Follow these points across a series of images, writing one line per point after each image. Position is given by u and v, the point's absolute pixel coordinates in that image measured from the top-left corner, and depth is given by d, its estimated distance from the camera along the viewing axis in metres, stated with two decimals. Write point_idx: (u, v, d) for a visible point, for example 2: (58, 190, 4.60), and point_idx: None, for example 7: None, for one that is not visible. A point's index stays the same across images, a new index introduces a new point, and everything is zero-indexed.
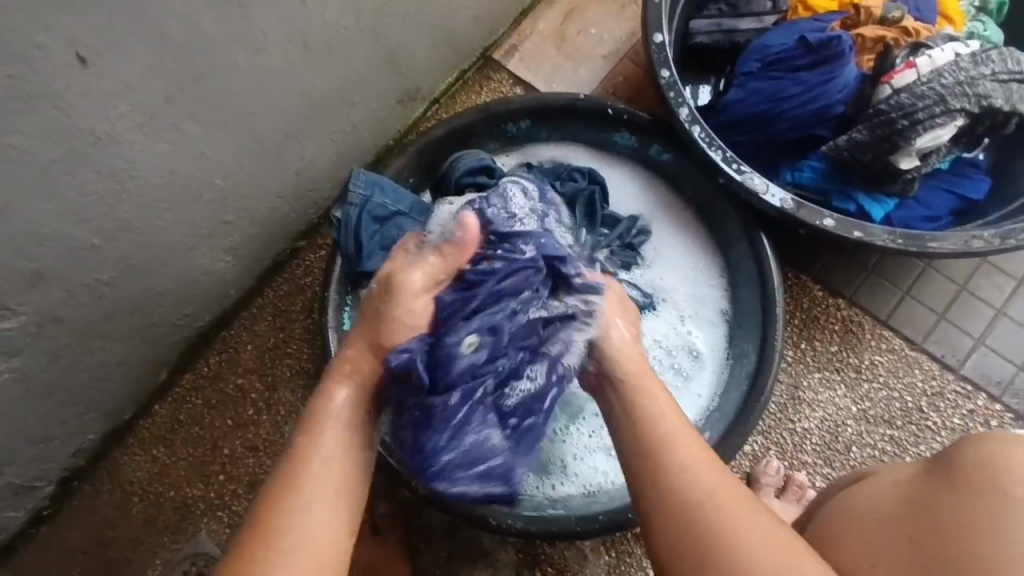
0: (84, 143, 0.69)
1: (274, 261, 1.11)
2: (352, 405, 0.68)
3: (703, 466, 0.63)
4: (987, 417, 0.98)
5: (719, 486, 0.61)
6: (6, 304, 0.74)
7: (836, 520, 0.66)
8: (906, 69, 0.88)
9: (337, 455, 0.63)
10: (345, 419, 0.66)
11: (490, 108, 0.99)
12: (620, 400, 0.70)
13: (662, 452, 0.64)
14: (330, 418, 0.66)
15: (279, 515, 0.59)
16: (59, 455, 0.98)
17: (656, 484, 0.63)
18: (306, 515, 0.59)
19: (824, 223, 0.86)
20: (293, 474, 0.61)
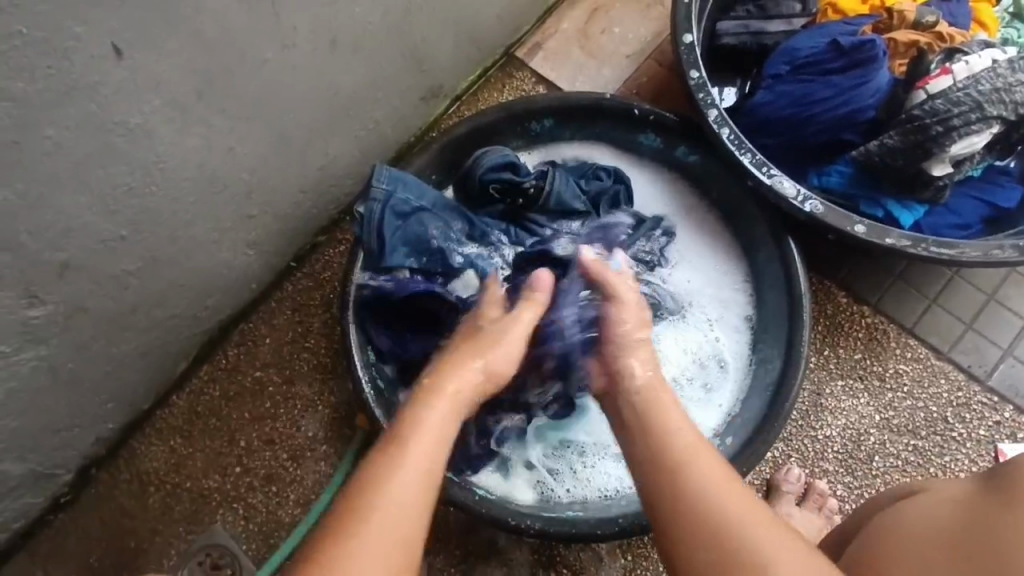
0: (116, 135, 0.69)
1: (294, 255, 1.11)
2: (449, 413, 0.64)
3: (698, 450, 0.61)
4: (1013, 430, 0.97)
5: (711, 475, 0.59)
6: (35, 294, 0.75)
7: (885, 535, 0.64)
8: (942, 73, 0.87)
9: (433, 446, 0.61)
10: (440, 426, 0.62)
11: (514, 107, 0.98)
12: (633, 408, 0.67)
13: (670, 452, 0.61)
14: (422, 424, 0.62)
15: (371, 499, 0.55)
16: (79, 444, 0.99)
17: (662, 484, 0.60)
18: (384, 516, 0.55)
19: (855, 229, 0.85)
20: (387, 456, 0.58)
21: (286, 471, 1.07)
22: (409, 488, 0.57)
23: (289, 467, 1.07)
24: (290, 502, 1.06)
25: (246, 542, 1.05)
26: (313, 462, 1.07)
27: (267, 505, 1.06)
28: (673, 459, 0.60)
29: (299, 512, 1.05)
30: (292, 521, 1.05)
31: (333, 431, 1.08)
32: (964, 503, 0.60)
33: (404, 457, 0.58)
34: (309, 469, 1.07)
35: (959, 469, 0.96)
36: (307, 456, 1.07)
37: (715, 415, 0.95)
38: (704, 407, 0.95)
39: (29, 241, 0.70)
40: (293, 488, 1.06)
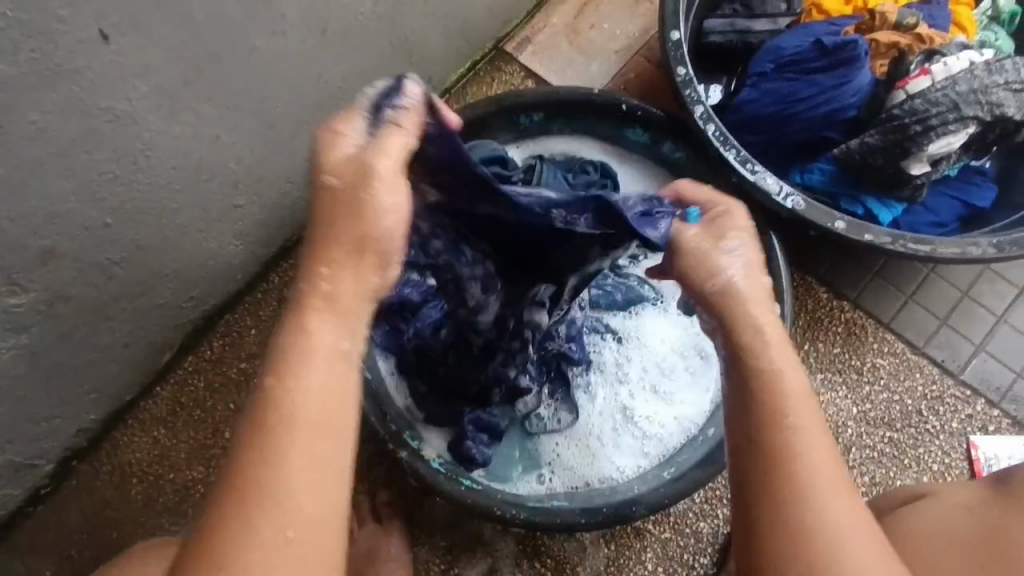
0: (102, 121, 0.69)
1: (281, 247, 1.10)
2: (318, 374, 0.50)
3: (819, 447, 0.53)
4: (985, 423, 1.00)
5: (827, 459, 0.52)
6: (17, 282, 0.74)
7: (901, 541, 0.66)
8: (920, 75, 0.90)
9: (306, 429, 0.48)
10: (318, 398, 0.49)
11: (502, 101, 0.99)
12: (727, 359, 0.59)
13: (771, 391, 0.55)
14: (293, 405, 0.48)
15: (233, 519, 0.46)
16: (61, 434, 0.98)
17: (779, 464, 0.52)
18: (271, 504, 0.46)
19: (835, 226, 0.87)
20: (262, 456, 0.47)
21: None
22: (298, 474, 0.47)
23: None
24: None
25: None
26: None
27: None
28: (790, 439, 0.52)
29: None
30: None
31: None
32: (979, 513, 0.64)
33: (279, 448, 0.47)
34: None
35: (932, 460, 0.99)
36: None
37: (696, 407, 0.97)
38: (687, 399, 0.98)
39: (12, 227, 0.69)
40: None
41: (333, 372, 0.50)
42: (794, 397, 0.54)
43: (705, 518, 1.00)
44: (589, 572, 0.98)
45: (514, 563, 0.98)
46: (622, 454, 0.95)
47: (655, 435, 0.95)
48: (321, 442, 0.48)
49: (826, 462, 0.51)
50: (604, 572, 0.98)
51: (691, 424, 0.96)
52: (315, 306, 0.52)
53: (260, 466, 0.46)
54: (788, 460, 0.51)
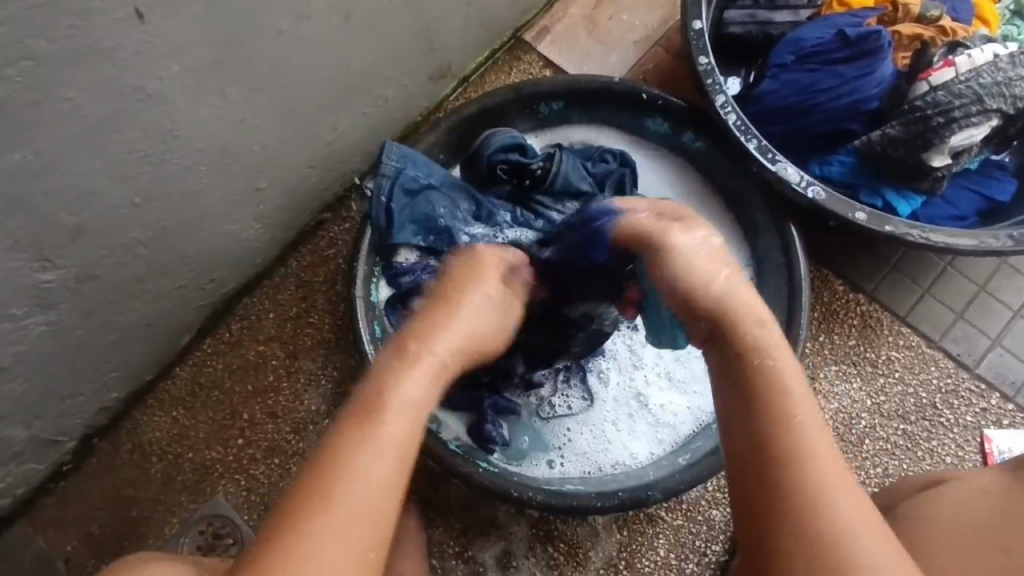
0: (133, 100, 0.70)
1: (299, 232, 1.11)
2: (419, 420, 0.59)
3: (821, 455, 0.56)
4: (999, 416, 1.00)
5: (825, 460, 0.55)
6: (47, 258, 0.75)
7: (913, 520, 0.71)
8: (945, 67, 0.89)
9: (387, 468, 0.55)
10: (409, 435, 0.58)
11: (522, 89, 0.99)
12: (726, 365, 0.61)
13: (778, 394, 0.58)
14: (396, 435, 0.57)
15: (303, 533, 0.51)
16: (83, 411, 1.00)
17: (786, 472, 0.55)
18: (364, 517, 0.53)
19: (856, 216, 0.87)
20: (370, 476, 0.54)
21: (289, 444, 1.08)
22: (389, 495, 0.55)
23: (292, 440, 1.08)
24: (292, 474, 1.07)
25: (247, 513, 1.06)
26: (316, 435, 1.08)
27: (270, 477, 1.07)
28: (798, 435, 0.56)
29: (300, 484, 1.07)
30: None
31: (335, 405, 1.09)
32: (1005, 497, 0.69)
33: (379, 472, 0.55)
34: (311, 442, 1.08)
35: (945, 453, 0.99)
36: (309, 429, 1.08)
37: (710, 396, 0.97)
38: (702, 388, 0.98)
39: (44, 203, 0.70)
40: (294, 461, 1.07)
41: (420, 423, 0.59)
42: (796, 396, 0.58)
43: (716, 506, 1.01)
44: (601, 557, 0.99)
45: (527, 547, 0.99)
46: (637, 440, 0.96)
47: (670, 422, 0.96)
48: (392, 480, 0.55)
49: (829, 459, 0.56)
50: (617, 557, 0.99)
51: (705, 413, 0.96)
52: (404, 366, 0.61)
53: (342, 489, 0.53)
54: (798, 469, 0.55)
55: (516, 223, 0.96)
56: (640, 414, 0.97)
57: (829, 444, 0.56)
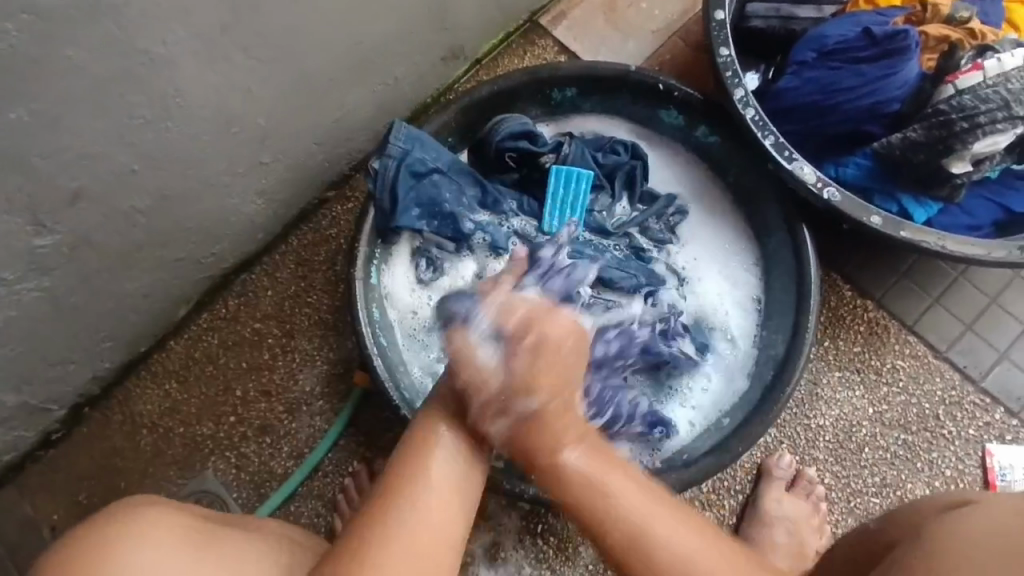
0: (137, 62, 0.67)
1: (301, 210, 1.09)
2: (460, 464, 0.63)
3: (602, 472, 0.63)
4: (1002, 431, 0.99)
5: (671, 531, 0.59)
6: (43, 222, 0.73)
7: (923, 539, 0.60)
8: (972, 69, 0.87)
9: (443, 489, 0.60)
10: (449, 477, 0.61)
11: (536, 72, 0.96)
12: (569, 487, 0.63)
13: (579, 493, 0.62)
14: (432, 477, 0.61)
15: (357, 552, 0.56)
16: (75, 380, 0.98)
17: (593, 504, 0.62)
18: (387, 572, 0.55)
19: (871, 220, 0.85)
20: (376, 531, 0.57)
21: (281, 424, 1.07)
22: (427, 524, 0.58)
23: (284, 420, 1.07)
24: (283, 454, 1.06)
25: (236, 490, 1.05)
26: (309, 416, 1.07)
27: (260, 455, 1.06)
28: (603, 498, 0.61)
29: (291, 464, 1.06)
30: (284, 473, 1.05)
31: (329, 387, 1.07)
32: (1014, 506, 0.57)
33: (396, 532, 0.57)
34: (304, 422, 1.07)
35: (945, 466, 0.98)
36: (302, 410, 1.07)
37: (706, 394, 0.96)
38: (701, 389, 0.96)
39: (40, 165, 0.68)
40: (287, 441, 1.06)
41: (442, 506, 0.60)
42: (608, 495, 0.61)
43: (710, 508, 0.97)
44: (591, 552, 0.98)
45: (517, 539, 0.98)
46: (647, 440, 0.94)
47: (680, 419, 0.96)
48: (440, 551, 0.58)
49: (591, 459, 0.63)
50: None
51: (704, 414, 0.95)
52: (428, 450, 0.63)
53: (391, 529, 0.57)
54: (573, 478, 0.63)
55: (522, 212, 0.98)
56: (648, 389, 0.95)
57: (681, 517, 0.61)
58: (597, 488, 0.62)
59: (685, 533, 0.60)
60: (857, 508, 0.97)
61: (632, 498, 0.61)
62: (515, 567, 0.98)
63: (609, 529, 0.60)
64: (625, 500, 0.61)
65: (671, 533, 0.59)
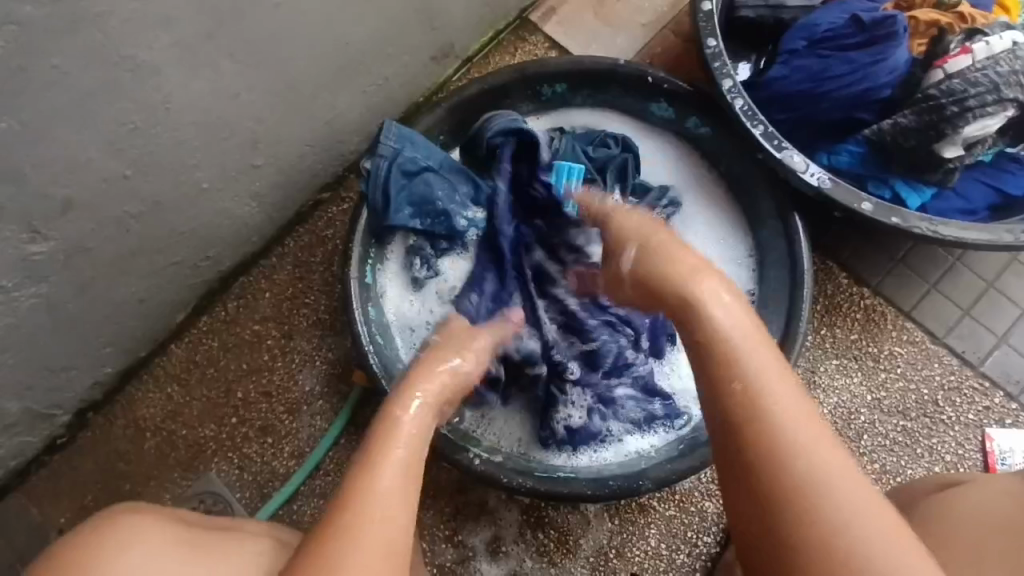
0: (123, 70, 0.68)
1: (297, 211, 1.10)
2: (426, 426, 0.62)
3: (796, 418, 0.53)
4: (1002, 416, 0.98)
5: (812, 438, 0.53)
6: (37, 230, 0.74)
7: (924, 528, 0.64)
8: (961, 53, 0.86)
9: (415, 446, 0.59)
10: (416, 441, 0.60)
11: (526, 69, 0.97)
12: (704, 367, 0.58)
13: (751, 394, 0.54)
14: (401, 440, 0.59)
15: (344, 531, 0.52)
16: (76, 386, 0.99)
17: (752, 431, 0.53)
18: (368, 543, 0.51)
19: (862, 207, 0.85)
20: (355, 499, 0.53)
21: (283, 424, 1.08)
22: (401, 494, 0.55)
23: (285, 420, 1.08)
24: (285, 454, 1.07)
25: (239, 491, 1.06)
26: (309, 416, 1.08)
27: (262, 456, 1.07)
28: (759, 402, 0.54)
29: (293, 463, 1.07)
30: (285, 472, 1.06)
31: (329, 387, 1.08)
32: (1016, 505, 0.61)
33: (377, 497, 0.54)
34: (304, 422, 1.07)
35: (945, 451, 0.98)
36: (303, 410, 1.08)
37: None
38: None
39: (31, 173, 0.69)
40: (288, 441, 1.07)
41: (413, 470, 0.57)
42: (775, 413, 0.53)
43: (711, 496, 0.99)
44: (592, 544, 0.99)
45: (518, 532, 0.99)
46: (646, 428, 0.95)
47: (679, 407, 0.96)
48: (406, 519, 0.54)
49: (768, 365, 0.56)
50: (607, 545, 0.99)
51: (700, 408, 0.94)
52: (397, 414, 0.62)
53: (372, 496, 0.54)
54: (750, 393, 0.54)
55: (515, 209, 0.99)
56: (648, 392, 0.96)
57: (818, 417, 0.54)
58: (757, 395, 0.54)
59: (839, 465, 0.52)
60: None
61: (794, 423, 0.53)
62: (516, 561, 0.98)
63: (760, 414, 0.53)
64: (790, 421, 0.53)
65: (800, 411, 0.54)
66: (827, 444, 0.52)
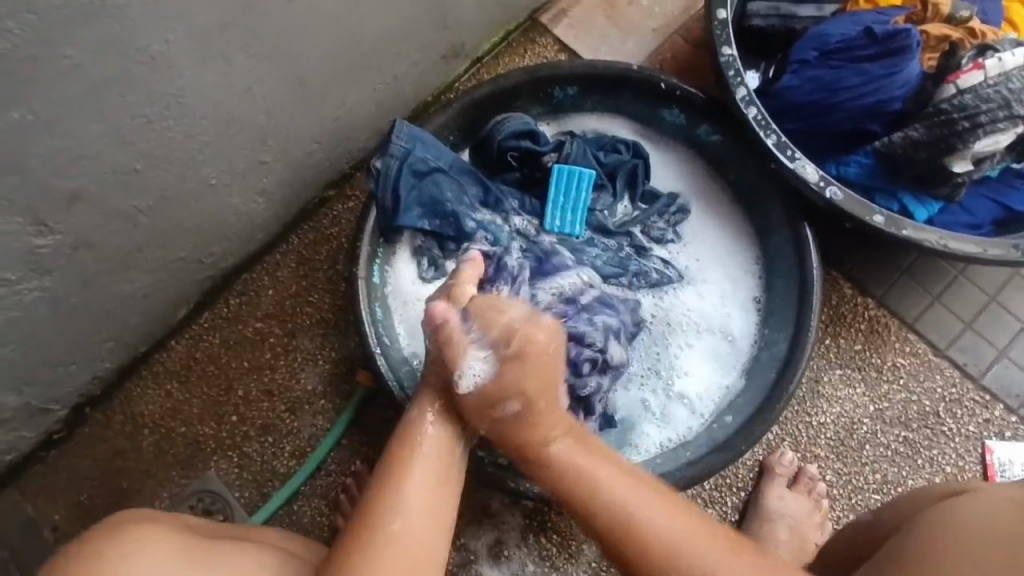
0: (137, 62, 0.67)
1: (302, 208, 1.09)
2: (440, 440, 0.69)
3: (670, 523, 0.63)
4: (1001, 428, 0.99)
5: (691, 530, 0.62)
6: (44, 223, 0.73)
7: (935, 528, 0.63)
8: (974, 69, 0.87)
9: (432, 488, 0.66)
10: (438, 451, 0.68)
11: (539, 72, 0.97)
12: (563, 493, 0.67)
13: (632, 528, 0.62)
14: (424, 446, 0.68)
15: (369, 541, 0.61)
16: (75, 381, 0.98)
17: (629, 542, 0.62)
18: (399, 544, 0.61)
19: (873, 219, 0.86)
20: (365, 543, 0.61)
21: (284, 423, 1.07)
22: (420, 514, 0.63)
23: (287, 419, 1.07)
24: (285, 454, 1.06)
25: (239, 490, 1.05)
26: (311, 416, 1.07)
27: (262, 455, 1.06)
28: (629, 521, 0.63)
29: (293, 464, 1.06)
30: (286, 472, 1.05)
31: (331, 386, 1.07)
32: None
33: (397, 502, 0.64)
34: (306, 422, 1.07)
35: (945, 462, 0.99)
36: (304, 409, 1.07)
37: (708, 387, 0.97)
38: (705, 383, 0.97)
39: (41, 166, 0.68)
40: (288, 440, 1.06)
41: (430, 509, 0.64)
42: (661, 544, 0.61)
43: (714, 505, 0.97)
44: (595, 550, 0.99)
45: (520, 537, 0.99)
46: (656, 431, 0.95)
47: (687, 412, 0.96)
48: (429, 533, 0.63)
49: (630, 496, 0.64)
50: None
51: (708, 412, 0.95)
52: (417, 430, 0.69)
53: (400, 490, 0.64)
54: (625, 529, 0.63)
55: (524, 212, 0.98)
56: (652, 381, 0.97)
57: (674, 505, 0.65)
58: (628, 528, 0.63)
59: (687, 534, 0.62)
60: (858, 505, 0.98)
61: (657, 519, 0.63)
62: (518, 565, 0.98)
63: (630, 544, 0.62)
64: (661, 526, 0.62)
65: (664, 523, 0.62)
66: (687, 544, 0.61)
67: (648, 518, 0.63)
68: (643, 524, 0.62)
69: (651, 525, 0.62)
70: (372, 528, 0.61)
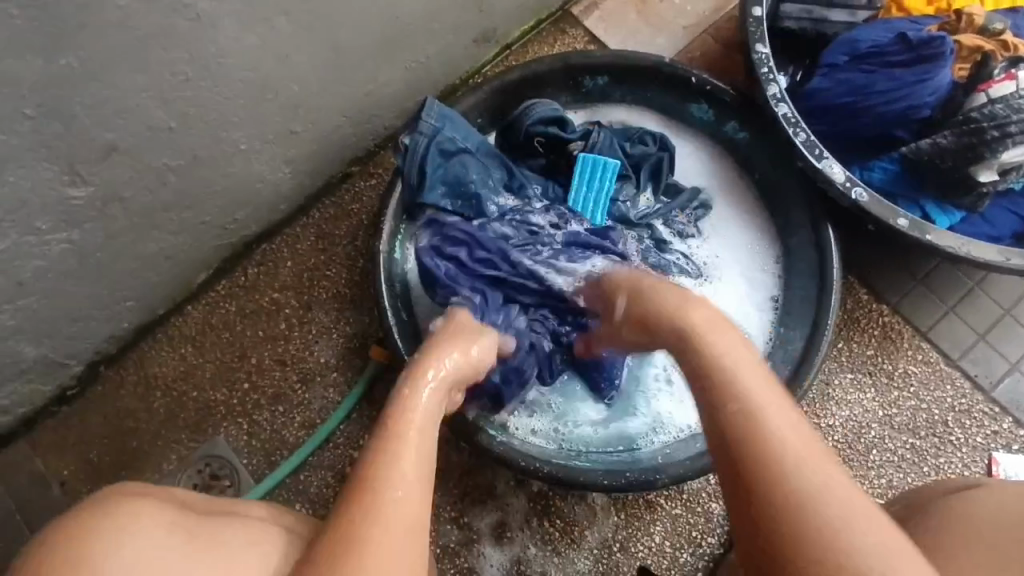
0: (184, 19, 0.68)
1: (325, 182, 1.10)
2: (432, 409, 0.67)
3: (812, 460, 0.54)
4: (1009, 441, 1.00)
5: (825, 467, 0.54)
6: (78, 173, 0.74)
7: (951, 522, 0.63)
8: (1006, 79, 0.88)
9: (423, 462, 0.61)
10: (430, 413, 0.67)
11: (571, 59, 0.97)
12: (707, 405, 0.60)
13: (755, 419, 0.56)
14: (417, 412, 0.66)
15: (367, 516, 0.55)
16: (92, 338, 0.99)
17: (753, 442, 0.55)
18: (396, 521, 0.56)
19: (897, 222, 0.86)
20: (363, 515, 0.55)
21: (295, 394, 1.07)
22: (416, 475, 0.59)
23: (298, 390, 1.07)
24: (295, 424, 1.06)
25: (246, 457, 1.06)
26: (322, 388, 1.07)
27: (272, 424, 1.07)
28: (741, 407, 0.57)
29: (302, 434, 1.06)
30: (294, 442, 1.06)
31: (344, 360, 1.08)
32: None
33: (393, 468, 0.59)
34: (317, 393, 1.07)
35: (951, 471, 0.99)
36: (316, 381, 1.08)
37: None
38: None
39: (81, 115, 0.69)
40: (299, 411, 1.07)
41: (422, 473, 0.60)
42: (787, 459, 0.54)
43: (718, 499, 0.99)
44: (596, 537, 0.99)
45: (523, 519, 0.99)
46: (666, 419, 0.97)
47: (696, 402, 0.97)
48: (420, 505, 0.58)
49: (794, 437, 0.55)
50: (612, 538, 0.99)
51: None
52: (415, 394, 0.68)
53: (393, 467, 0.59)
54: (759, 428, 0.56)
55: (546, 198, 0.97)
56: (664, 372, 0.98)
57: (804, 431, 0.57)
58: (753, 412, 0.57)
59: (805, 447, 0.55)
60: None
61: (788, 431, 0.55)
62: (520, 547, 0.99)
63: (756, 431, 0.55)
64: (785, 435, 0.55)
65: (795, 434, 0.56)
66: (811, 460, 0.54)
67: (784, 437, 0.55)
68: (780, 444, 0.54)
69: (790, 447, 0.54)
70: (368, 498, 0.57)
